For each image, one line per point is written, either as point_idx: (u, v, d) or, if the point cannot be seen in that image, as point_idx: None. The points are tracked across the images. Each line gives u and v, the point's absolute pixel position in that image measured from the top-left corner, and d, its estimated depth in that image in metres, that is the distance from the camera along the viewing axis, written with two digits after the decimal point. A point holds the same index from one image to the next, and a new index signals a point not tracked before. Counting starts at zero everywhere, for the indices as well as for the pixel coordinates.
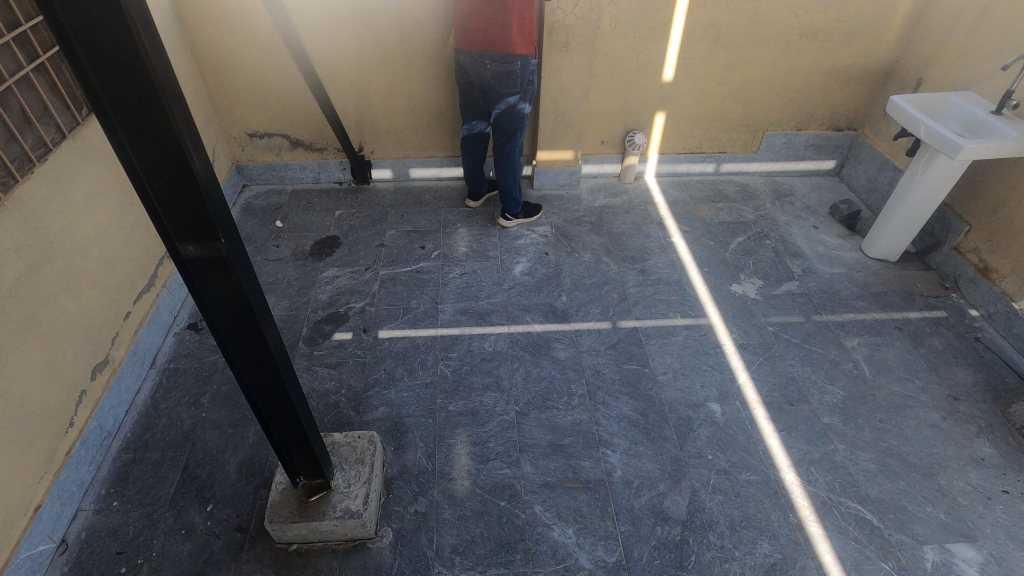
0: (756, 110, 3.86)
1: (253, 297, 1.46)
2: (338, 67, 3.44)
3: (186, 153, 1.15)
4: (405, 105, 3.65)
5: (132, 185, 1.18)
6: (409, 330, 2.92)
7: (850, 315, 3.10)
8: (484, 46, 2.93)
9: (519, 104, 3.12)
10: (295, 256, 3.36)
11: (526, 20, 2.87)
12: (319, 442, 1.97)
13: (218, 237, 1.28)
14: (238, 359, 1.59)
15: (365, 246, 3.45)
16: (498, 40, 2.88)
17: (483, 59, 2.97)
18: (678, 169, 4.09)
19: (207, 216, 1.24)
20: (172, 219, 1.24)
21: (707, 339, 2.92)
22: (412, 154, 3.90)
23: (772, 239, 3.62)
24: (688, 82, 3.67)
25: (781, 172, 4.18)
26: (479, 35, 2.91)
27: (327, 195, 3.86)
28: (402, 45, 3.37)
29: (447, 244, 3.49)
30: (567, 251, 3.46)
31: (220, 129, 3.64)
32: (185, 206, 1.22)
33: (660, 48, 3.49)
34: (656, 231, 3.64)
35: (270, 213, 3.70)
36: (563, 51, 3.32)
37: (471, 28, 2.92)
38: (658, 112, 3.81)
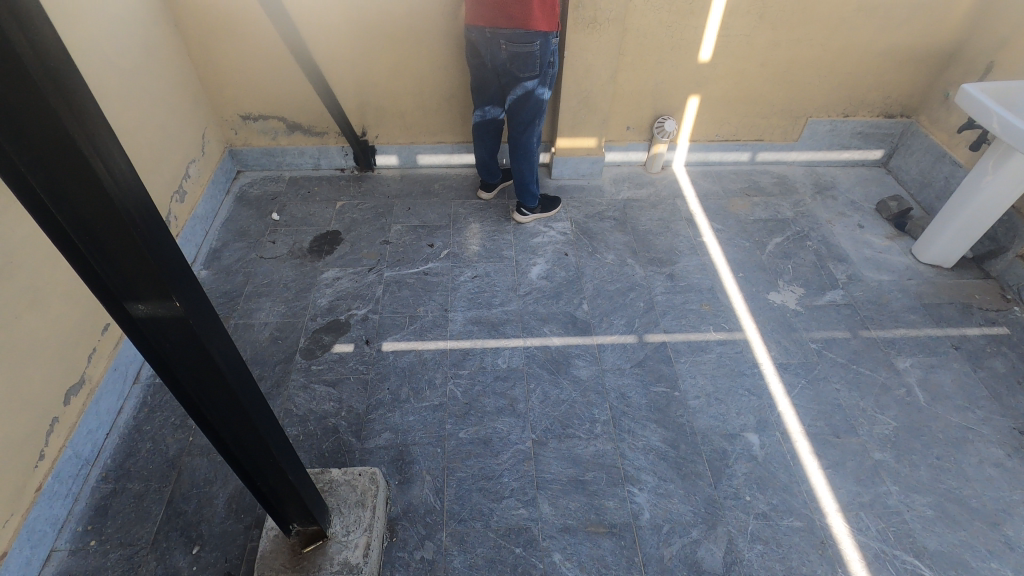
0: (802, 95, 3.47)
1: (219, 352, 1.19)
2: (338, 44, 3.09)
3: (113, 197, 0.87)
4: (412, 87, 3.31)
5: (49, 232, 0.90)
6: (416, 343, 2.67)
7: (901, 331, 2.80)
8: (496, 19, 2.56)
9: (537, 89, 2.78)
10: (292, 254, 3.09)
11: None
12: (312, 492, 1.74)
13: (166, 291, 1.01)
14: (212, 420, 1.32)
15: (368, 243, 3.17)
16: (513, 12, 2.51)
17: (496, 37, 2.61)
18: (710, 157, 3.74)
19: (150, 268, 0.97)
20: (109, 273, 0.97)
21: (743, 358, 2.65)
22: (420, 140, 3.57)
23: (813, 240, 3.30)
24: (727, 63, 3.29)
25: (823, 161, 3.82)
26: (490, 5, 2.53)
27: (328, 184, 3.56)
28: (409, 19, 3.01)
29: (458, 242, 3.20)
30: (589, 252, 3.16)
31: (211, 110, 3.32)
32: (119, 257, 0.94)
33: (698, 24, 3.10)
34: (686, 229, 3.33)
35: (266, 204, 3.42)
36: (590, 28, 2.95)
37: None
38: (692, 96, 3.44)
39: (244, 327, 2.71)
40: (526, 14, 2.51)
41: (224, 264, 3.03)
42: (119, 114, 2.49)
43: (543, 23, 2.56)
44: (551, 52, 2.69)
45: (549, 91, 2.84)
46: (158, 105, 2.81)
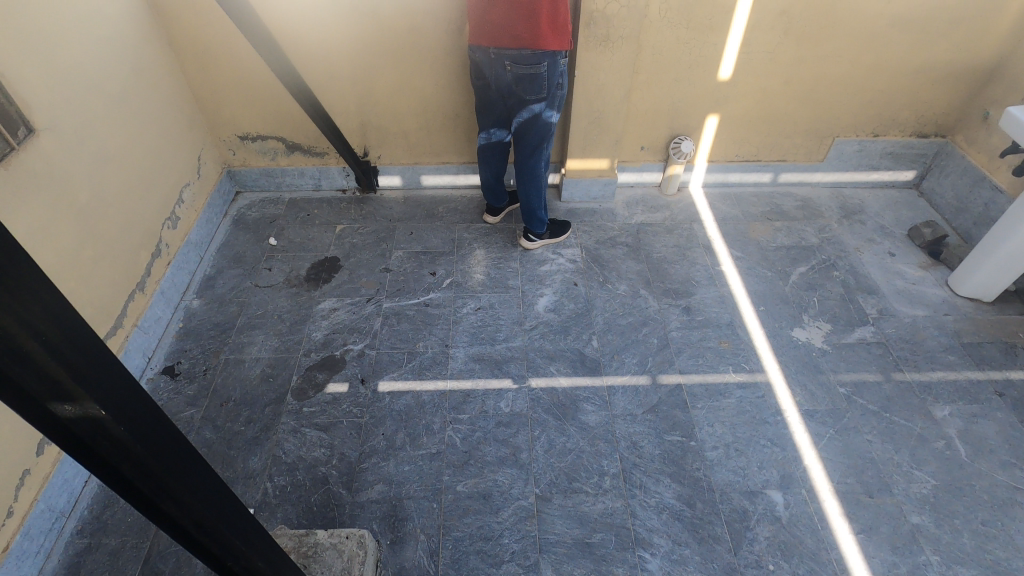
0: (829, 114, 3.26)
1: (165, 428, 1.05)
2: (336, 63, 2.95)
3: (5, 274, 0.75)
4: (415, 106, 3.16)
5: None
6: (414, 383, 2.51)
7: (939, 374, 2.58)
8: (500, 36, 2.37)
9: (545, 112, 2.61)
10: (288, 282, 2.96)
11: (558, 8, 2.33)
12: (290, 568, 1.59)
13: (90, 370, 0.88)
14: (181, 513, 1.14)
15: (367, 271, 3.03)
16: (519, 29, 2.32)
17: (501, 58, 2.44)
18: (729, 179, 3.55)
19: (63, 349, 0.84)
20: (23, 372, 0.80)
21: (765, 404, 2.45)
22: (424, 160, 3.43)
23: (841, 270, 3.09)
24: (748, 80, 3.09)
25: (850, 183, 3.60)
26: (495, 22, 2.35)
27: (328, 206, 3.43)
28: (411, 36, 2.86)
29: (462, 270, 3.05)
30: (599, 282, 2.99)
31: (208, 131, 3.20)
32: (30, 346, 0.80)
33: (718, 40, 2.91)
34: (703, 257, 3.13)
35: (264, 228, 3.29)
36: (602, 46, 2.78)
37: (485, 12, 2.35)
38: (710, 115, 3.25)
39: (235, 363, 2.58)
40: (533, 30, 2.32)
41: (218, 293, 2.90)
42: (106, 141, 2.37)
43: (552, 40, 2.37)
44: (560, 71, 2.52)
45: (557, 114, 2.68)
46: (150, 128, 2.68)
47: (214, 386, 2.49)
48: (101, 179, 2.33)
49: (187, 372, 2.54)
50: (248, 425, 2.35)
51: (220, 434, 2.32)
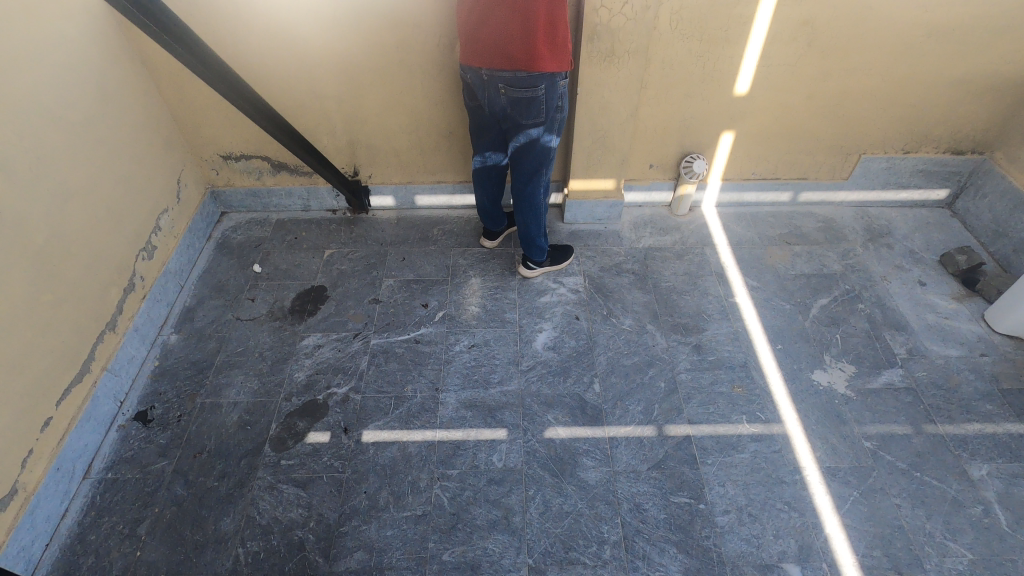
0: (855, 130, 3.00)
1: None
2: (320, 80, 2.75)
3: None
4: (407, 124, 2.95)
5: None
6: (400, 432, 2.33)
7: (975, 426, 2.35)
8: (493, 56, 2.13)
9: (543, 137, 2.39)
10: (271, 314, 2.79)
11: (556, 29, 2.09)
12: None
13: None
14: None
15: (355, 302, 2.85)
16: (512, 48, 2.08)
17: (493, 80, 2.22)
18: (745, 198, 3.30)
19: None
20: None
21: (782, 460, 2.24)
22: (418, 179, 3.22)
23: (866, 302, 2.84)
24: (767, 95, 2.84)
25: (876, 201, 3.34)
26: (486, 40, 2.12)
27: (317, 228, 3.24)
28: (400, 52, 2.64)
29: (455, 301, 2.85)
30: (603, 315, 2.78)
31: (189, 150, 3.02)
32: None
33: (734, 53, 2.67)
34: (715, 287, 2.91)
35: (249, 252, 3.12)
36: (606, 62, 2.55)
37: (476, 29, 2.13)
38: (725, 131, 3.00)
39: (211, 408, 2.42)
40: (528, 49, 2.07)
41: (197, 326, 2.74)
42: (67, 174, 2.19)
43: (550, 59, 2.12)
44: (560, 93, 2.29)
45: (557, 137, 2.46)
46: (120, 154, 2.50)
47: (188, 435, 2.33)
48: (62, 216, 2.16)
49: (160, 418, 2.38)
50: (221, 479, 2.19)
51: (191, 490, 2.17)
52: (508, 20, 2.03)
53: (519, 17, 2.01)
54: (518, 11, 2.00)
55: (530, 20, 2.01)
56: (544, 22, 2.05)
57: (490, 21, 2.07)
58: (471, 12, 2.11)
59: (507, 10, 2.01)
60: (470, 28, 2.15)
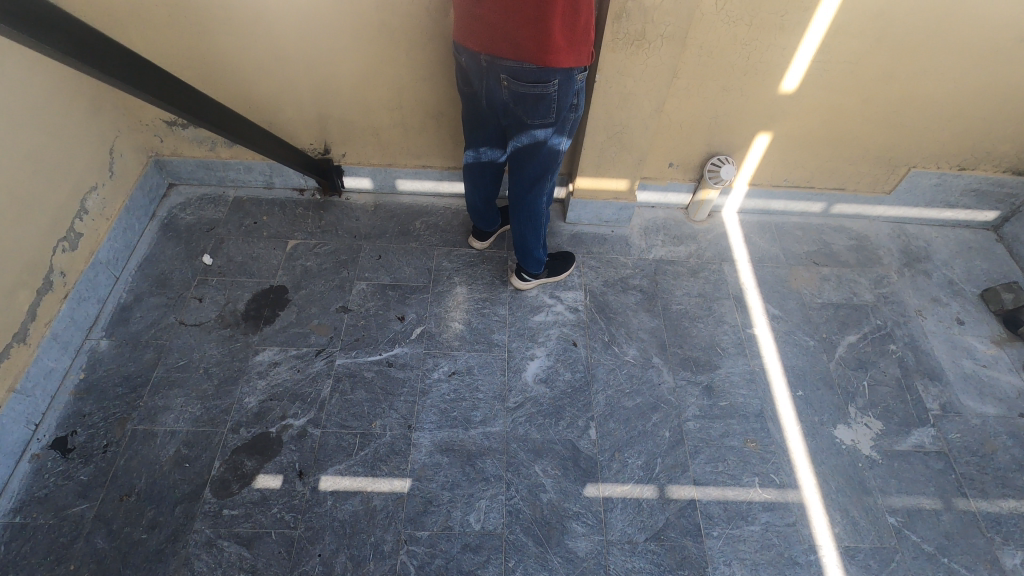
0: (910, 142, 2.59)
1: None
2: (281, 41, 2.23)
3: None
4: (388, 100, 2.47)
5: None
6: (364, 480, 2.02)
7: (1011, 504, 2.10)
8: (495, 42, 1.70)
9: (551, 139, 1.96)
10: (222, 320, 2.40)
11: (575, 10, 1.66)
12: None
13: None
14: None
15: (320, 310, 2.46)
16: (521, 36, 1.65)
17: (494, 69, 1.76)
18: (772, 206, 2.92)
19: None
20: None
21: (796, 536, 1.98)
22: (400, 162, 2.76)
23: (898, 342, 2.53)
24: (817, 96, 2.40)
25: (916, 219, 2.97)
26: (489, 19, 1.67)
27: (280, 212, 2.80)
28: (380, 14, 2.13)
29: (437, 315, 2.48)
30: (604, 342, 2.44)
31: (125, 114, 2.51)
32: None
33: (788, 44, 2.20)
34: (733, 314, 2.57)
35: (199, 238, 2.68)
36: (634, 46, 2.07)
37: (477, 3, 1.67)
38: (762, 133, 2.57)
39: (143, 438, 2.07)
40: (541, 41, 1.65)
41: (133, 331, 2.34)
42: None
43: (566, 54, 1.71)
44: (576, 90, 1.85)
45: (568, 139, 2.03)
46: (26, 126, 2.02)
47: (115, 471, 1.99)
48: None
49: (82, 448, 2.03)
50: (151, 531, 1.88)
51: (115, 544, 1.85)
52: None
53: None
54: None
55: (547, 4, 1.58)
56: (563, 7, 1.61)
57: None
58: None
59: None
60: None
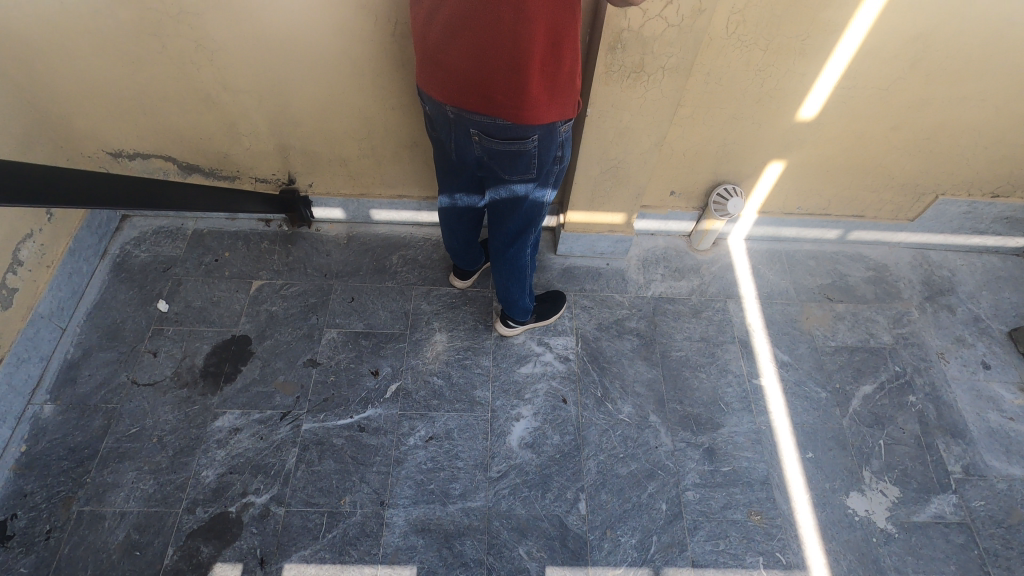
0: (941, 169, 2.32)
1: None
2: (229, 69, 1.95)
3: None
4: (356, 130, 2.20)
5: None
6: (331, 568, 1.84)
7: None
8: (462, 89, 1.44)
9: (532, 193, 1.71)
10: (178, 378, 2.19)
11: (560, 56, 1.39)
12: None
13: None
14: None
15: (286, 365, 2.25)
16: (493, 88, 1.39)
17: (464, 121, 1.52)
18: (783, 233, 2.66)
19: None
20: None
21: None
22: (374, 192, 2.51)
23: (919, 392, 2.32)
24: (839, 124, 2.12)
25: (940, 245, 2.72)
26: (454, 64, 1.40)
27: (244, 247, 2.56)
28: (339, 39, 1.85)
29: (414, 367, 2.27)
30: (597, 398, 2.24)
31: (63, 148, 2.25)
32: None
33: (809, 69, 1.91)
34: (738, 362, 2.35)
35: (155, 279, 2.45)
36: (631, 78, 1.79)
37: (439, 43, 1.40)
38: (775, 160, 2.30)
39: (89, 522, 1.89)
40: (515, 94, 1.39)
41: (80, 392, 2.14)
42: None
43: (546, 107, 1.45)
44: (561, 141, 1.60)
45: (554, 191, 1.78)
46: None
47: (58, 562, 1.82)
48: None
49: (22, 535, 1.85)
50: None
51: None
52: (488, 45, 1.31)
53: (506, 44, 1.30)
54: (503, 34, 1.28)
55: (522, 53, 1.31)
56: (542, 54, 1.35)
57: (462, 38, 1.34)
58: (434, 14, 1.37)
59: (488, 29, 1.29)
60: (432, 37, 1.41)
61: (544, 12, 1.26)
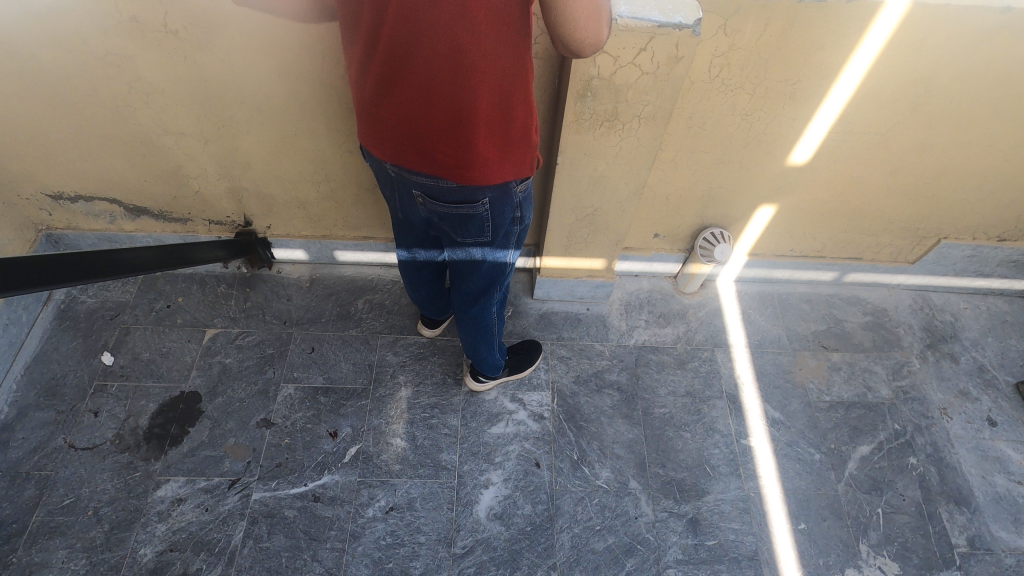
0: (943, 213, 2.16)
1: None
2: (167, 111, 1.79)
3: None
4: (312, 173, 2.04)
5: None
6: None
7: None
8: (403, 146, 1.28)
9: (492, 254, 1.55)
10: (119, 442, 2.02)
11: (512, 109, 1.22)
12: None
13: None
14: None
15: (238, 425, 2.09)
16: (435, 147, 1.23)
17: (406, 182, 1.38)
18: (775, 275, 2.50)
19: None
20: None
21: None
22: (337, 233, 2.34)
23: (921, 453, 2.16)
24: (834, 169, 1.96)
25: (942, 287, 2.56)
26: (390, 122, 1.25)
27: (199, 291, 2.40)
28: (285, 82, 1.69)
29: (376, 427, 2.10)
30: (573, 462, 2.07)
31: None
32: None
33: (799, 114, 1.75)
34: (726, 420, 2.19)
35: (101, 328, 2.28)
36: (604, 127, 1.63)
37: (372, 100, 1.24)
38: (765, 204, 2.14)
39: None
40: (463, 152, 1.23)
41: (11, 458, 1.97)
42: None
43: (498, 165, 1.29)
44: (517, 202, 1.44)
45: (515, 251, 1.62)
46: None
47: None
48: None
49: None
50: None
51: None
52: (426, 103, 1.16)
53: (444, 105, 1.14)
54: (440, 93, 1.12)
55: (463, 113, 1.16)
56: (488, 111, 1.19)
57: (396, 94, 1.18)
58: (363, 67, 1.20)
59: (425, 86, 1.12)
60: (364, 91, 1.25)
61: (485, 68, 1.09)
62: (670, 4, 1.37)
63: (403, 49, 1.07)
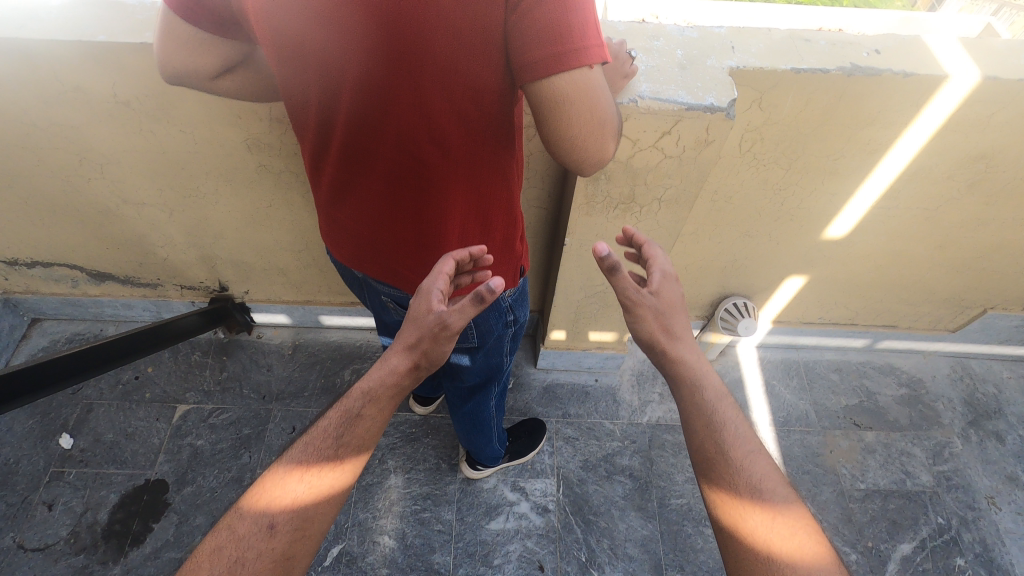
0: (992, 285, 1.95)
1: None
2: (126, 182, 1.60)
3: None
4: (292, 242, 1.84)
5: None
6: None
7: None
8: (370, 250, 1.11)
9: (485, 356, 1.34)
10: (73, 542, 1.81)
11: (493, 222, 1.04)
12: None
13: None
14: None
15: (207, 521, 1.87)
16: (403, 256, 1.05)
17: (374, 287, 1.19)
18: (800, 342, 2.29)
19: None
20: None
21: None
22: (323, 299, 2.14)
23: (969, 553, 1.93)
24: (874, 242, 1.76)
25: (983, 355, 2.35)
26: (350, 227, 1.06)
27: (171, 361, 2.19)
28: (254, 154, 1.50)
29: (362, 523, 1.89)
30: (580, 565, 1.85)
31: None
32: None
33: (839, 189, 1.56)
34: None
35: (61, 405, 2.07)
36: (619, 210, 1.43)
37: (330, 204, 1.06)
38: (794, 275, 1.93)
39: None
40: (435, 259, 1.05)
41: None
42: None
43: (476, 282, 1.10)
44: (505, 308, 1.21)
45: (510, 350, 1.40)
46: None
47: None
48: None
49: None
50: None
51: None
52: (391, 212, 0.98)
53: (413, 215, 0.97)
54: (408, 202, 0.95)
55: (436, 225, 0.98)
56: (465, 224, 1.01)
57: (353, 198, 1.00)
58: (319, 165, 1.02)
59: (385, 193, 0.95)
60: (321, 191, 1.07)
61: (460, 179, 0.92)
62: (698, 82, 1.18)
63: (362, 152, 0.89)
